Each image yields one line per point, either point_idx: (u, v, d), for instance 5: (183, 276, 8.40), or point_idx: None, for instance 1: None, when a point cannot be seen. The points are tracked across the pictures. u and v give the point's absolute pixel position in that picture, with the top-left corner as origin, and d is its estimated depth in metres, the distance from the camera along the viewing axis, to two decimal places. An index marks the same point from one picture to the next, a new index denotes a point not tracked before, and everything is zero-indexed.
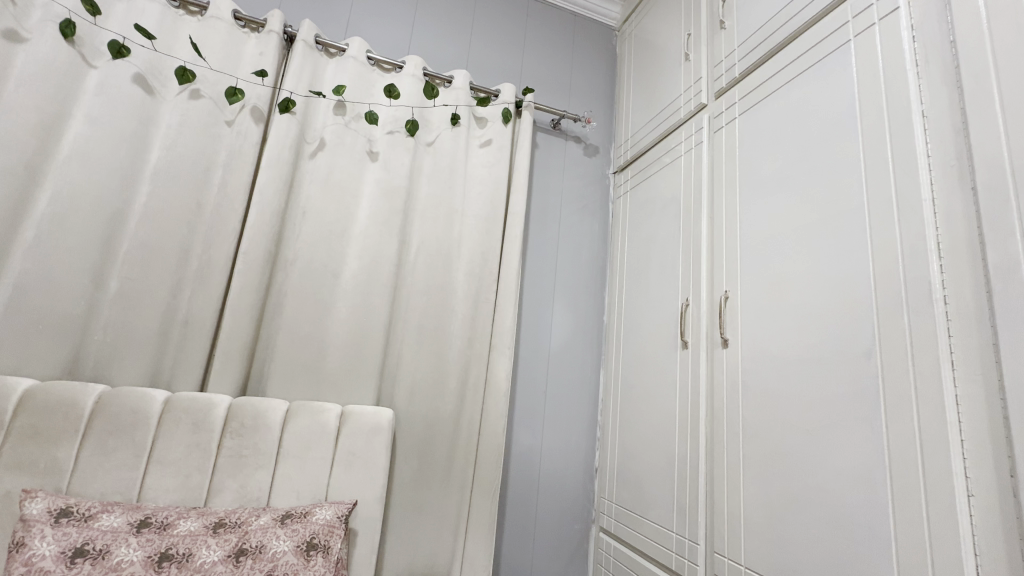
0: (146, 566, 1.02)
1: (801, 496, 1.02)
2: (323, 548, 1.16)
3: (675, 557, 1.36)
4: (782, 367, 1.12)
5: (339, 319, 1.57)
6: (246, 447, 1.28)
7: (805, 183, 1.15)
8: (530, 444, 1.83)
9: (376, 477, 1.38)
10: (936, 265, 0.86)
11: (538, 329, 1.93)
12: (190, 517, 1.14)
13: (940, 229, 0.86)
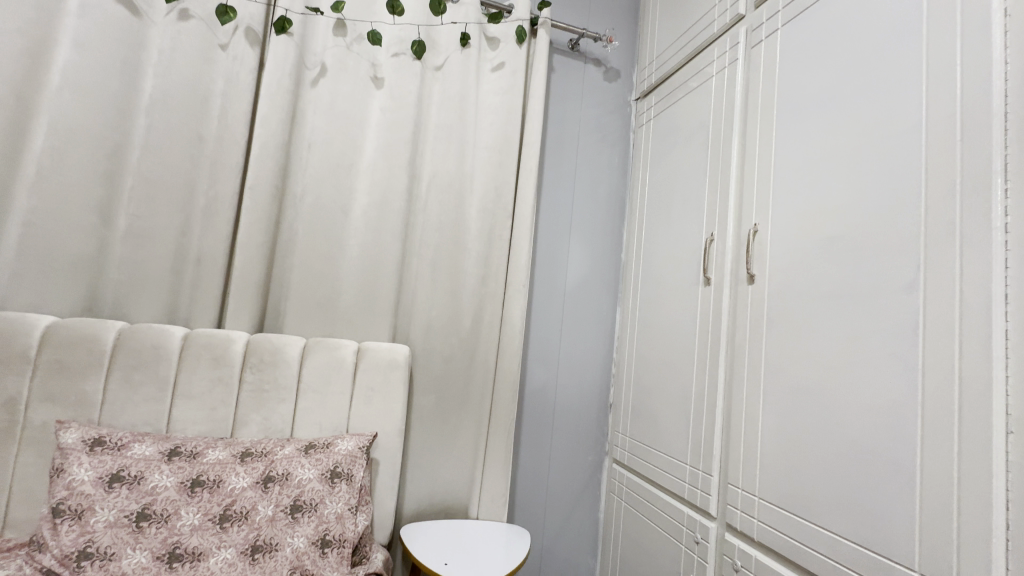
0: (180, 491, 1.07)
1: (822, 432, 1.01)
2: (347, 476, 1.20)
3: (687, 488, 1.39)
4: (811, 303, 1.07)
5: (351, 257, 1.53)
6: (266, 382, 1.30)
7: (854, 103, 1.03)
8: (545, 380, 1.85)
9: (395, 411, 1.40)
10: (1000, 190, 0.77)
11: (554, 267, 1.89)
12: (217, 447, 1.18)
13: (1010, 150, 0.77)
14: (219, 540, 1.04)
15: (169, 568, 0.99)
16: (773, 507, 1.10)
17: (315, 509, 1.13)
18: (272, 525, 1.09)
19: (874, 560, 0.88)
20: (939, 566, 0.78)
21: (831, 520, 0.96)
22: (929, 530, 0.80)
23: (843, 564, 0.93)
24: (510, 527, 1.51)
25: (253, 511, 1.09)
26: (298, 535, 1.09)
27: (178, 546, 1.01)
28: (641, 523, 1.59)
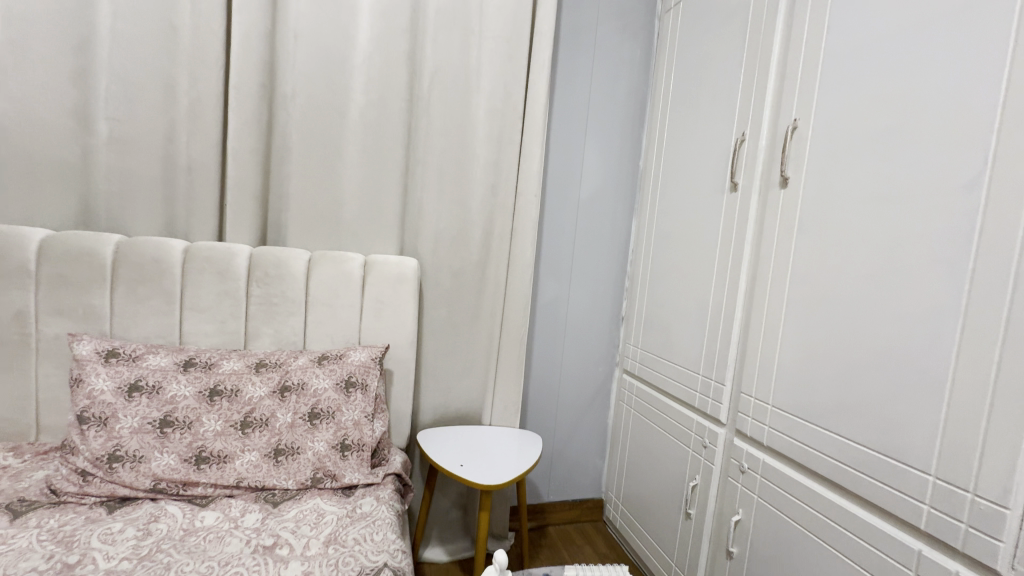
0: (199, 400, 1.09)
1: (847, 341, 0.97)
2: (362, 386, 1.22)
3: (698, 396, 1.40)
4: (850, 206, 0.98)
5: (351, 165, 1.43)
6: (274, 296, 1.28)
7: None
8: (558, 293, 1.81)
9: (406, 324, 1.39)
10: None
11: (567, 176, 1.78)
12: (232, 358, 1.18)
13: None
14: (242, 444, 1.08)
15: (198, 469, 1.03)
16: (786, 414, 1.11)
17: (333, 416, 1.15)
18: (292, 431, 1.12)
19: (886, 463, 0.88)
20: (956, 471, 0.78)
21: (847, 425, 0.96)
22: (951, 436, 0.79)
23: (854, 467, 0.94)
24: (523, 432, 1.56)
25: (273, 418, 1.12)
26: (318, 440, 1.12)
27: (204, 450, 1.05)
28: (650, 428, 1.64)
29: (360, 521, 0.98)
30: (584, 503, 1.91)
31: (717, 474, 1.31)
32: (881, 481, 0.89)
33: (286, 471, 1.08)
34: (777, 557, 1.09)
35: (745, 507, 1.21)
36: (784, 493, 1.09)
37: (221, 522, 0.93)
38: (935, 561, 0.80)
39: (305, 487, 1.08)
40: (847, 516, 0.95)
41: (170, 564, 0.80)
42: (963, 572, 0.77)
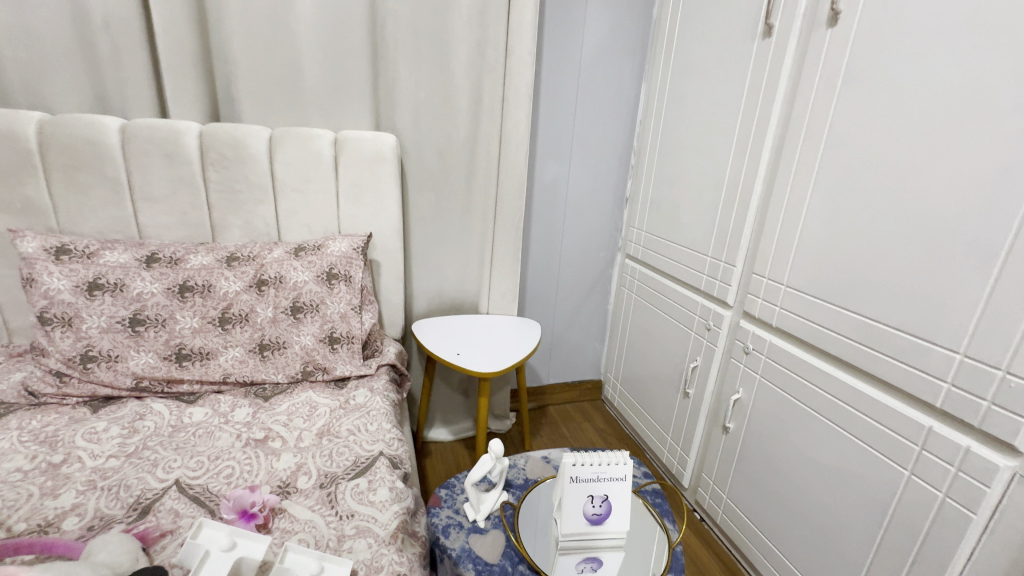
0: (170, 296, 1.01)
1: (886, 212, 0.85)
2: (345, 277, 1.13)
3: (705, 279, 1.33)
4: (917, 44, 0.79)
5: (305, 18, 1.18)
6: (235, 181, 1.13)
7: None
8: (557, 174, 1.65)
9: (389, 211, 1.27)
10: None
11: (568, 30, 1.50)
12: (199, 251, 1.08)
13: None
14: (224, 341, 1.02)
15: (180, 366, 0.99)
16: (801, 294, 1.03)
17: (317, 309, 1.09)
18: (275, 326, 1.06)
19: (909, 343, 0.82)
20: (991, 348, 0.71)
21: (871, 304, 0.88)
22: (993, 314, 0.71)
23: (870, 347, 0.89)
24: (521, 321, 1.52)
25: (253, 313, 1.05)
26: (304, 334, 1.07)
27: (183, 347, 1.00)
28: (651, 313, 1.60)
29: (354, 412, 0.96)
30: (583, 384, 1.95)
31: (720, 356, 1.29)
32: (900, 360, 0.84)
33: (274, 366, 1.04)
34: (775, 432, 1.10)
35: (745, 387, 1.20)
36: (789, 372, 1.06)
37: (211, 418, 0.91)
38: (945, 436, 0.78)
39: (296, 380, 1.05)
40: (854, 394, 0.92)
41: (158, 461, 0.77)
42: (975, 446, 0.74)
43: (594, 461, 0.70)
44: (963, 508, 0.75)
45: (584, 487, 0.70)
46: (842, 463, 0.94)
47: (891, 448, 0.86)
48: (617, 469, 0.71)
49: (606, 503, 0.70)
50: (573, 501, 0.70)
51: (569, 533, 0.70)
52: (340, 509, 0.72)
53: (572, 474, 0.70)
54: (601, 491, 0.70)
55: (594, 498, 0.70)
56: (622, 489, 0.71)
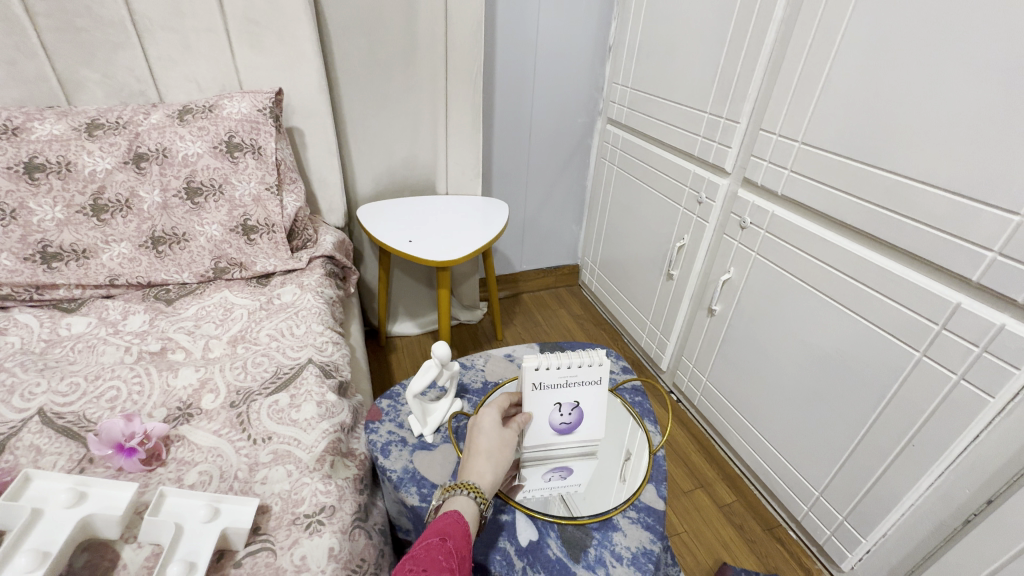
0: (13, 179, 0.77)
1: (959, 24, 0.63)
2: (252, 149, 0.89)
3: (700, 141, 1.12)
4: None
5: None
6: (74, 13, 0.82)
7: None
8: (525, 12, 1.32)
9: (303, 58, 0.98)
10: None
11: None
12: (46, 117, 0.81)
13: None
14: (103, 235, 0.81)
15: (49, 268, 0.79)
16: (820, 152, 0.84)
17: (220, 191, 0.86)
18: (169, 213, 0.84)
19: (952, 204, 0.66)
20: None
21: (914, 155, 0.70)
22: None
23: (899, 211, 0.73)
24: (486, 200, 1.32)
25: (135, 199, 0.82)
26: (209, 223, 0.86)
27: (49, 244, 0.78)
28: (633, 187, 1.41)
29: (279, 313, 0.80)
30: (558, 270, 1.82)
31: (711, 231, 1.13)
32: (936, 225, 0.69)
33: (176, 263, 0.85)
34: (767, 313, 0.99)
35: (737, 265, 1.06)
36: (791, 248, 0.92)
37: (95, 329, 0.73)
38: (975, 313, 0.66)
39: (208, 279, 0.87)
40: (867, 269, 0.79)
41: (15, 387, 0.61)
42: (1010, 324, 0.63)
43: (561, 365, 0.57)
44: (980, 391, 0.66)
45: (550, 395, 0.58)
46: (841, 346, 0.84)
47: (904, 327, 0.75)
48: (589, 371, 0.59)
49: (576, 411, 0.59)
50: (538, 412, 0.58)
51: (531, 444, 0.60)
52: (254, 432, 0.59)
53: (534, 381, 0.57)
54: (571, 398, 0.59)
55: (563, 406, 0.59)
56: (596, 394, 0.60)
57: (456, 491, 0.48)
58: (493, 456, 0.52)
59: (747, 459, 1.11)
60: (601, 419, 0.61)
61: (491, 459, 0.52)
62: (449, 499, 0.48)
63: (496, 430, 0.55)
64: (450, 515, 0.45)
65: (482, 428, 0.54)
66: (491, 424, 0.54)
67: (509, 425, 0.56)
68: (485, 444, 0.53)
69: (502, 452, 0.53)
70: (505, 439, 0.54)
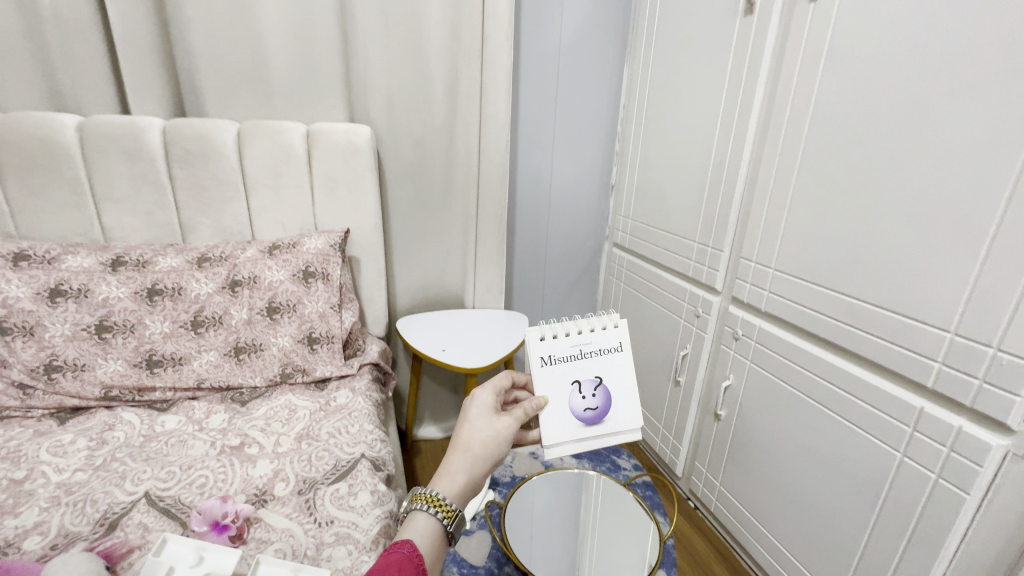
0: (138, 301, 0.97)
1: (874, 189, 0.83)
2: (322, 276, 1.09)
3: (693, 264, 1.31)
4: (902, 17, 0.77)
5: (268, 3, 1.12)
6: (202, 178, 1.09)
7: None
8: (540, 162, 1.62)
9: (367, 205, 1.23)
10: None
11: (545, 12, 1.46)
12: (168, 253, 1.04)
13: None
14: (197, 345, 0.98)
15: (151, 373, 0.95)
16: (791, 278, 1.01)
17: (294, 309, 1.05)
18: (251, 328, 1.02)
19: (899, 323, 0.81)
20: (983, 325, 0.69)
21: (862, 283, 0.86)
22: (983, 290, 0.69)
23: (860, 327, 0.87)
24: (508, 313, 1.49)
25: (227, 316, 1.01)
26: (281, 335, 1.03)
27: (154, 353, 0.96)
28: (639, 301, 1.58)
29: (335, 414, 0.93)
30: None
31: (709, 343, 1.27)
32: (890, 340, 0.82)
33: (251, 369, 1.01)
34: (768, 418, 1.09)
35: (735, 373, 1.18)
36: (779, 358, 1.05)
37: (184, 426, 0.87)
38: (937, 416, 0.76)
39: (275, 383, 1.01)
40: (844, 377, 0.91)
41: (126, 473, 0.74)
42: (966, 426, 0.73)
43: (569, 336, 0.67)
44: (957, 489, 0.74)
45: (566, 369, 0.66)
46: (835, 449, 0.93)
47: (884, 430, 0.84)
48: (597, 344, 0.68)
49: (594, 384, 0.66)
50: (556, 383, 0.65)
51: (561, 431, 0.64)
52: (319, 516, 0.69)
53: (550, 358, 0.66)
54: (584, 367, 0.67)
55: (582, 385, 0.66)
56: (609, 363, 0.68)
57: (415, 506, 0.52)
58: (466, 452, 0.55)
59: (768, 568, 1.12)
60: (621, 395, 0.66)
61: (467, 460, 0.55)
62: (410, 516, 0.52)
63: (479, 425, 0.57)
64: (402, 541, 0.49)
65: (464, 424, 0.58)
66: (475, 423, 0.57)
67: (494, 420, 0.58)
68: (461, 440, 0.56)
69: (481, 453, 0.56)
70: (486, 438, 0.56)
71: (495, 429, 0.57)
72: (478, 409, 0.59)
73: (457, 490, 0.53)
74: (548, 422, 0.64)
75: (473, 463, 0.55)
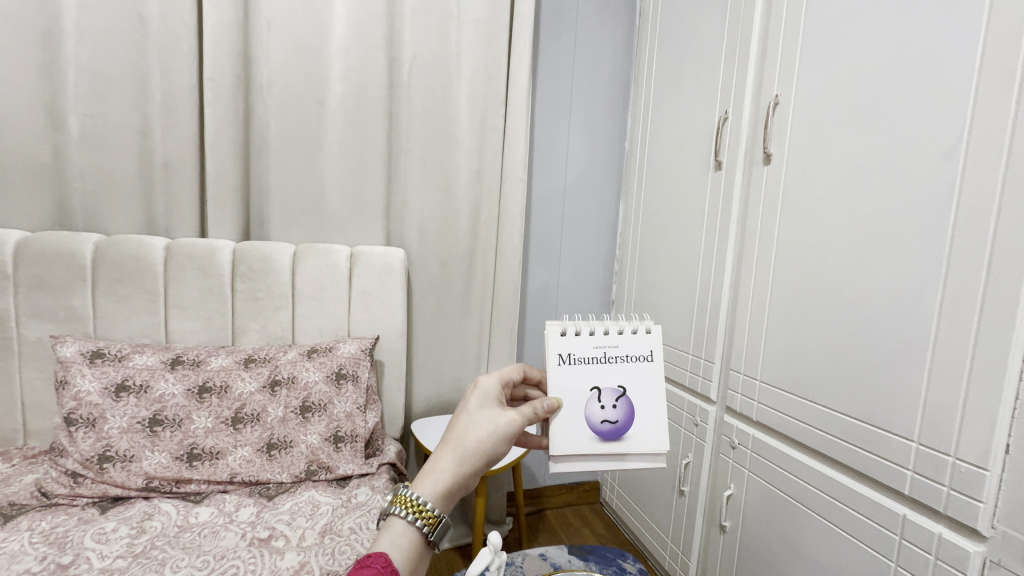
0: (188, 397, 1.08)
1: (833, 314, 0.98)
2: (352, 377, 1.21)
3: (689, 375, 1.42)
4: (834, 183, 0.98)
5: (333, 155, 1.40)
6: (259, 290, 1.27)
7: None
8: (547, 279, 1.82)
9: (395, 315, 1.39)
10: None
11: (553, 160, 1.77)
12: (219, 354, 1.17)
13: None
14: (234, 440, 1.07)
15: (190, 466, 1.03)
16: (775, 389, 1.12)
17: (325, 408, 1.15)
18: (285, 424, 1.11)
19: (871, 432, 0.90)
20: (939, 435, 0.79)
21: (835, 395, 0.97)
22: (932, 403, 0.80)
23: (840, 437, 0.96)
24: None
25: (264, 413, 1.11)
26: (310, 432, 1.12)
27: (196, 447, 1.04)
28: None
29: (355, 511, 0.99)
30: (580, 487, 1.92)
31: (709, 451, 1.33)
32: (867, 449, 0.90)
33: (280, 465, 1.08)
34: (770, 529, 1.11)
35: (736, 482, 1.23)
36: (774, 467, 1.11)
37: (215, 518, 0.93)
38: (919, 523, 0.82)
39: (299, 479, 1.08)
40: (834, 486, 0.97)
41: (165, 561, 0.80)
42: (946, 533, 0.79)
43: (595, 339, 0.69)
44: None
45: (586, 372, 0.68)
46: (835, 561, 0.95)
47: (876, 538, 0.89)
48: (624, 350, 0.70)
49: (614, 394, 0.68)
50: (572, 384, 0.68)
51: (573, 437, 0.66)
52: None
53: (569, 358, 0.69)
54: (605, 372, 0.69)
55: (601, 393, 0.68)
56: (632, 372, 0.69)
57: (391, 510, 0.54)
58: (453, 451, 0.56)
59: None
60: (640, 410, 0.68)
61: (454, 460, 0.56)
62: (388, 521, 0.54)
63: (471, 424, 0.57)
64: (376, 552, 0.51)
65: (458, 421, 0.58)
66: (468, 420, 0.58)
67: (488, 420, 0.58)
68: (451, 437, 0.57)
69: (469, 452, 0.56)
70: (476, 437, 0.56)
71: (485, 430, 0.57)
72: (475, 408, 0.59)
73: (439, 493, 0.54)
74: (560, 424, 0.66)
75: (459, 465, 0.56)
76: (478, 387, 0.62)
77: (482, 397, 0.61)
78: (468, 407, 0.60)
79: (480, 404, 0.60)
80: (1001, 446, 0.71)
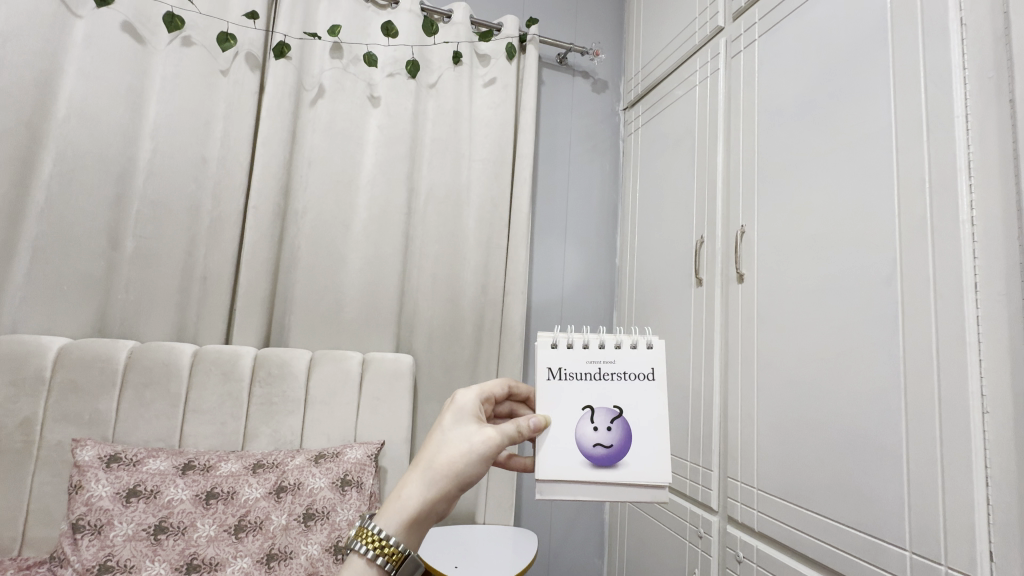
0: (195, 503, 1.09)
1: (816, 423, 1.04)
2: (357, 484, 1.22)
3: (689, 483, 1.43)
4: (799, 302, 1.12)
5: (353, 271, 1.56)
6: (274, 395, 1.34)
7: (841, 90, 1.07)
8: None
9: (401, 420, 1.43)
10: (947, 194, 0.84)
11: (551, 274, 1.94)
12: (229, 459, 1.20)
13: (933, 163, 0.87)
14: (235, 550, 1.05)
15: None
16: (773, 498, 1.14)
17: (328, 516, 1.14)
18: (286, 534, 1.10)
19: (868, 542, 0.91)
20: (928, 542, 0.81)
21: (829, 504, 1.00)
22: (916, 511, 0.84)
23: (841, 548, 0.96)
24: (517, 530, 1.53)
25: (267, 521, 1.10)
26: (311, 543, 1.10)
27: (196, 557, 1.03)
28: (648, 523, 1.62)
29: None
30: None
31: (716, 568, 1.29)
32: (867, 561, 0.91)
33: None
34: None
35: None
36: None
37: None
38: None
39: None
40: None
41: None
42: None
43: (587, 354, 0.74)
44: None
45: (578, 389, 0.73)
46: None
47: None
48: (620, 364, 0.74)
49: (606, 414, 0.72)
50: (564, 400, 0.72)
51: (563, 457, 0.70)
52: None
53: (559, 373, 0.73)
54: (599, 387, 0.73)
55: (593, 413, 0.72)
56: (628, 391, 0.73)
57: (352, 547, 0.57)
58: (421, 476, 0.59)
59: None
60: (634, 434, 0.71)
61: (423, 484, 0.59)
62: (349, 557, 0.58)
63: (443, 448, 0.60)
64: None
65: (432, 443, 0.61)
66: (441, 442, 0.61)
67: (459, 443, 0.60)
68: (421, 461, 0.60)
69: (438, 477, 0.59)
70: (445, 461, 0.59)
71: (456, 455, 0.59)
72: (448, 430, 0.62)
73: (406, 519, 0.58)
74: (549, 441, 0.71)
75: (426, 493, 0.59)
76: (454, 405, 0.65)
77: (456, 417, 0.64)
78: (443, 427, 0.62)
79: (456, 424, 0.63)
80: (985, 553, 0.75)
